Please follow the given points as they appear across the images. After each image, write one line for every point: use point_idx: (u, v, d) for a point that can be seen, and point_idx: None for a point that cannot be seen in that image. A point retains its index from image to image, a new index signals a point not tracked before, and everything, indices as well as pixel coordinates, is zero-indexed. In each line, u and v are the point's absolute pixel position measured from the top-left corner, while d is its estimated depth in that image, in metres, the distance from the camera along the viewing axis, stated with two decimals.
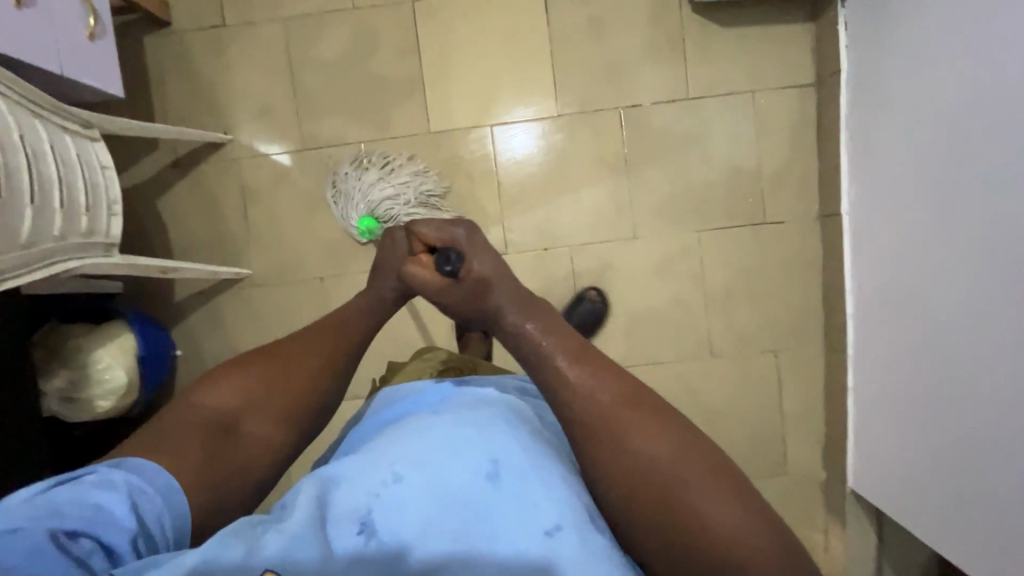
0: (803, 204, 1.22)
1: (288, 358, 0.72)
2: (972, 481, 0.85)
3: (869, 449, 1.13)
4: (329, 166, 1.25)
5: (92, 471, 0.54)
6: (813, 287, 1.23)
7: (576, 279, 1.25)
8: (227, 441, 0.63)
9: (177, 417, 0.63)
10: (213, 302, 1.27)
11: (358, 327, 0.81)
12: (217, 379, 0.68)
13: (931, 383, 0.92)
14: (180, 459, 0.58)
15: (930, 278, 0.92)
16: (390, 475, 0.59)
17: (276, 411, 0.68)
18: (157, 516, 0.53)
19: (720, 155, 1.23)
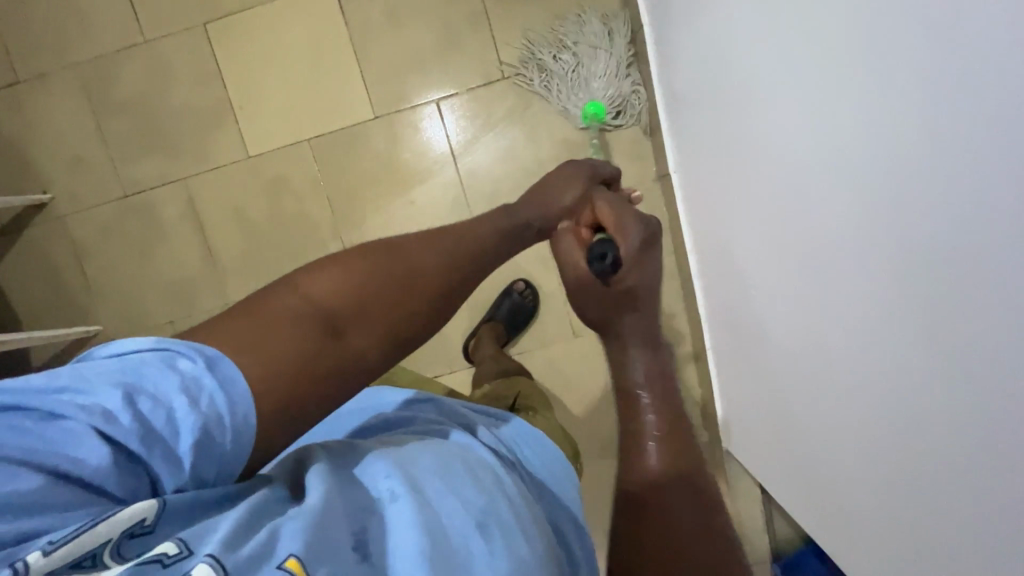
0: (638, 167, 1.18)
1: (420, 257, 0.58)
2: (794, 432, 0.83)
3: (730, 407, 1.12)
4: (156, 207, 1.22)
5: (192, 357, 0.42)
6: (663, 250, 1.20)
7: None
8: (326, 350, 0.48)
9: (283, 301, 0.49)
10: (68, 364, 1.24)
11: (486, 236, 0.64)
12: (329, 266, 0.53)
13: (757, 338, 0.91)
14: (274, 358, 0.45)
15: (738, 233, 0.89)
16: (391, 493, 0.45)
17: (383, 323, 0.53)
18: (221, 448, 0.42)
19: (548, 130, 1.18)
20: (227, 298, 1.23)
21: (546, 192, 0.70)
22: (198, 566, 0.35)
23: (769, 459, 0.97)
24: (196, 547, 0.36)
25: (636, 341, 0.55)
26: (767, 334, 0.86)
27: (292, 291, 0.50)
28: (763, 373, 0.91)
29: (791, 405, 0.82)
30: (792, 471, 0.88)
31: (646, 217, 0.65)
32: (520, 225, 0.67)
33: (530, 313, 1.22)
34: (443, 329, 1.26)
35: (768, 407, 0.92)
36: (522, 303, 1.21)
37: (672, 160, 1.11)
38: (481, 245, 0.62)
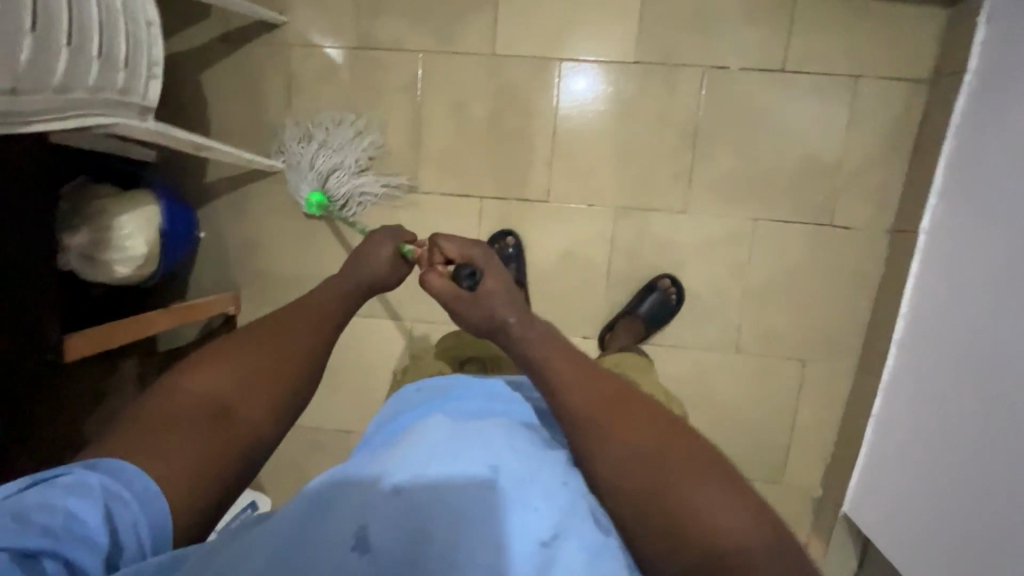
0: (876, 212, 1.11)
1: (276, 341, 0.67)
2: (986, 536, 0.82)
3: (879, 476, 1.09)
4: (381, 71, 1.18)
5: (67, 472, 0.49)
6: (863, 303, 1.15)
7: (614, 244, 1.19)
8: (218, 438, 0.57)
9: (165, 408, 0.58)
10: (243, 192, 1.25)
11: (326, 304, 0.74)
12: (202, 365, 0.63)
13: (969, 431, 0.88)
14: (173, 458, 0.53)
15: (994, 324, 0.86)
16: (389, 489, 0.49)
17: (265, 399, 0.63)
18: (132, 522, 0.49)
19: (799, 139, 1.11)
20: (416, 185, 1.22)
21: (356, 264, 0.79)
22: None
23: (914, 544, 0.96)
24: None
25: (497, 305, 0.69)
26: (992, 432, 0.83)
27: (169, 396, 0.59)
28: (962, 459, 0.89)
29: (997, 510, 0.81)
30: (951, 567, 0.88)
31: (480, 242, 0.75)
32: (337, 292, 0.76)
33: (669, 313, 1.18)
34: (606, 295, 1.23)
35: (946, 498, 0.91)
36: (666, 305, 1.17)
37: (926, 219, 1.05)
38: (327, 312, 0.73)
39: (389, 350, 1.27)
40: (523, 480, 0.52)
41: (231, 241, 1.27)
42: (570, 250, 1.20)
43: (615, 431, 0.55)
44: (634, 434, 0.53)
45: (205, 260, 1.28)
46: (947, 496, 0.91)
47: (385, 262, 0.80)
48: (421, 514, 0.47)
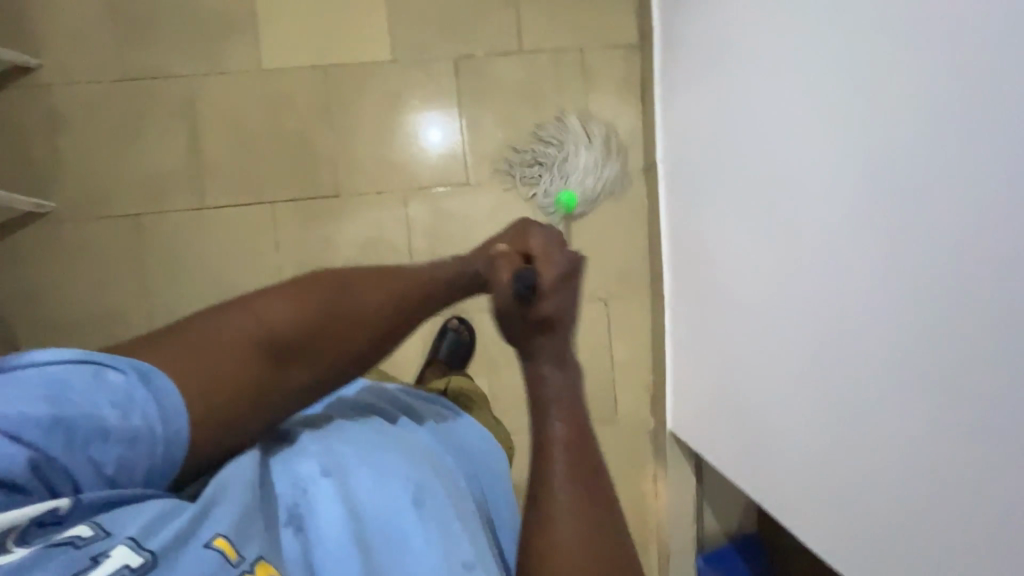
0: (628, 157, 1.27)
1: (357, 287, 0.63)
2: (758, 397, 0.94)
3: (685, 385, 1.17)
4: (149, 99, 1.19)
5: (122, 372, 0.50)
6: (638, 237, 1.28)
7: (412, 224, 1.26)
8: (270, 375, 0.58)
9: (238, 324, 0.57)
10: (14, 239, 1.18)
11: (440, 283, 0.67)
12: (287, 291, 0.61)
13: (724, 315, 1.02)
14: (205, 374, 0.54)
15: (718, 219, 1.02)
16: (323, 472, 0.58)
17: (320, 358, 0.61)
18: (144, 456, 0.50)
19: (552, 108, 1.27)
20: (205, 202, 1.21)
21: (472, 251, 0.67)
22: (117, 547, 0.42)
23: (717, 433, 1.06)
24: (112, 529, 0.44)
25: (545, 368, 0.55)
26: (738, 307, 0.98)
27: (249, 314, 0.58)
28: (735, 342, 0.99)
29: (759, 372, 0.93)
30: (745, 439, 0.98)
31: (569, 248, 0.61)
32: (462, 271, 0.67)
33: (464, 347, 1.23)
34: None
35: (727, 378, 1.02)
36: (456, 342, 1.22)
37: (662, 152, 1.21)
38: (433, 283, 0.66)
39: None
40: (443, 501, 0.58)
41: (5, 293, 1.18)
42: (372, 237, 1.25)
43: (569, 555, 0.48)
44: (574, 485, 0.51)
45: None
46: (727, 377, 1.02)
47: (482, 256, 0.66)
48: (342, 518, 0.54)
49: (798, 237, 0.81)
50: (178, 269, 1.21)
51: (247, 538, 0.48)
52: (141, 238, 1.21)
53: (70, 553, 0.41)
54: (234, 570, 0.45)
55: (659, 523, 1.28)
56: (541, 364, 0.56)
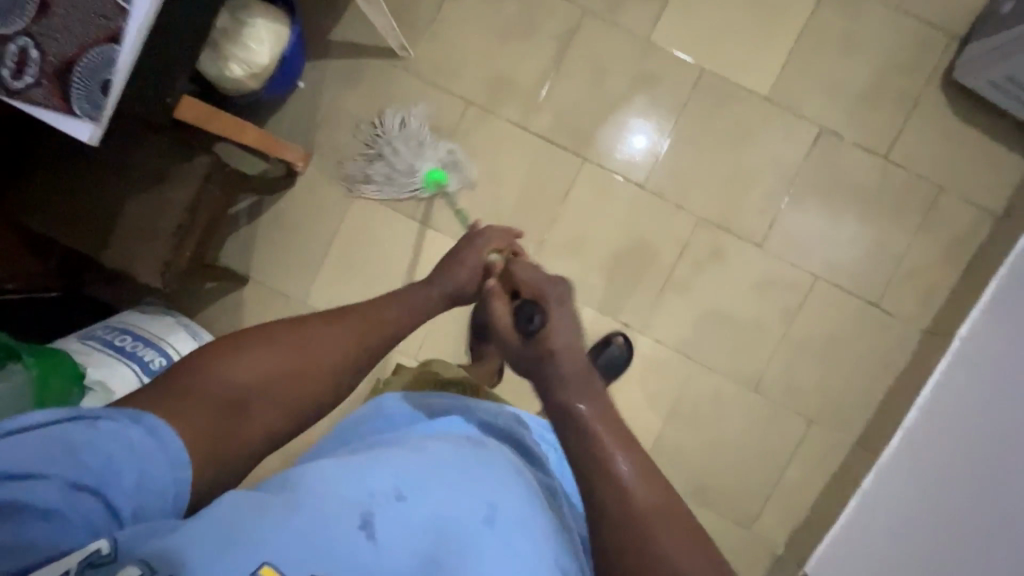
0: (918, 309, 1.21)
1: (335, 325, 0.67)
2: None
3: (860, 548, 1.10)
4: (539, 11, 1.22)
5: (109, 414, 0.50)
6: (878, 385, 1.22)
7: (685, 250, 1.23)
8: (229, 425, 0.56)
9: (195, 381, 0.56)
10: (360, 63, 1.24)
11: (392, 322, 0.72)
12: (235, 349, 0.60)
13: (973, 521, 0.92)
14: (201, 428, 0.54)
15: (1014, 424, 0.92)
16: (393, 489, 0.55)
17: (304, 396, 0.62)
18: (159, 476, 0.50)
19: (877, 224, 1.21)
20: (528, 124, 1.23)
21: (439, 275, 0.79)
22: (128, 565, 0.44)
23: None
24: (122, 554, 0.45)
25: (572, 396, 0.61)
26: (1001, 529, 0.87)
27: (198, 374, 0.57)
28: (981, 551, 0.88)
29: None
30: None
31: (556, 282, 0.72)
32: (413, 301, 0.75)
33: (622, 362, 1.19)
34: (660, 298, 1.24)
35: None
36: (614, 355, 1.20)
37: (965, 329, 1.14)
38: (384, 324, 0.71)
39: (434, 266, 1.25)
40: (515, 524, 0.58)
41: (327, 102, 1.24)
42: (643, 237, 1.23)
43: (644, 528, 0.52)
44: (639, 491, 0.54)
45: (294, 109, 1.24)
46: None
47: (469, 275, 0.81)
48: (418, 525, 0.53)
49: None
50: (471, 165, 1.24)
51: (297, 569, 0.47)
52: (456, 122, 1.24)
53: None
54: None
55: None
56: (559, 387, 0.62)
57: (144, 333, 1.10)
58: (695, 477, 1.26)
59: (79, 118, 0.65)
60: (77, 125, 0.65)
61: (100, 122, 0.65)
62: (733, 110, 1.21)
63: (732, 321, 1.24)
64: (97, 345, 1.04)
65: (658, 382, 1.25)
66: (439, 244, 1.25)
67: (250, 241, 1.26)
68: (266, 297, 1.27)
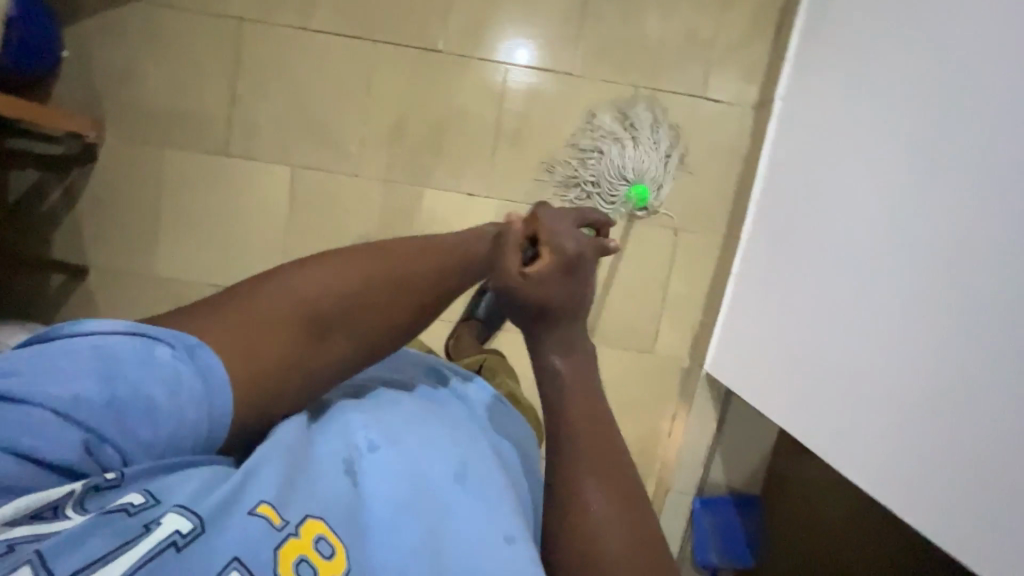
0: (743, 88, 1.20)
1: (393, 253, 0.63)
2: (831, 355, 0.91)
3: (738, 321, 1.15)
4: None
5: (170, 344, 0.49)
6: (729, 174, 1.22)
7: (506, 101, 1.21)
8: (304, 354, 0.56)
9: (270, 297, 0.56)
10: (120, 14, 1.17)
11: (476, 254, 0.68)
12: (321, 260, 0.60)
13: (820, 259, 0.97)
14: (253, 359, 0.52)
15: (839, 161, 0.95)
16: (370, 441, 0.57)
17: (364, 330, 0.60)
18: (194, 421, 0.49)
19: (679, 19, 1.19)
20: (310, 24, 1.18)
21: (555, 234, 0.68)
22: (166, 514, 0.42)
23: (766, 381, 1.06)
24: (161, 498, 0.44)
25: (552, 353, 0.62)
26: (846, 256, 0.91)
27: (261, 292, 0.56)
28: (824, 287, 0.95)
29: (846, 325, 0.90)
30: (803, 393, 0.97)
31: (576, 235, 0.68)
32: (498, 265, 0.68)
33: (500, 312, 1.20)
34: (497, 157, 1.22)
35: (799, 329, 0.99)
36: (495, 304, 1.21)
37: (783, 89, 1.13)
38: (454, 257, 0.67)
39: (264, 196, 1.22)
40: (486, 481, 0.59)
41: (100, 64, 1.18)
42: (461, 102, 1.20)
43: (573, 435, 0.55)
44: (574, 445, 0.55)
45: (68, 81, 1.18)
46: (800, 327, 0.99)
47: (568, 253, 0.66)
48: (407, 477, 0.55)
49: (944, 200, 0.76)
50: (268, 84, 1.19)
51: (289, 499, 0.47)
52: (240, 43, 1.19)
53: (122, 522, 0.41)
54: (277, 535, 0.44)
55: (664, 460, 1.28)
56: (545, 342, 0.63)
57: None
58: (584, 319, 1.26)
59: None
60: None
61: None
62: None
63: (573, 158, 1.22)
64: None
65: None
66: (266, 173, 1.21)
67: (76, 230, 1.22)
68: (112, 279, 1.23)
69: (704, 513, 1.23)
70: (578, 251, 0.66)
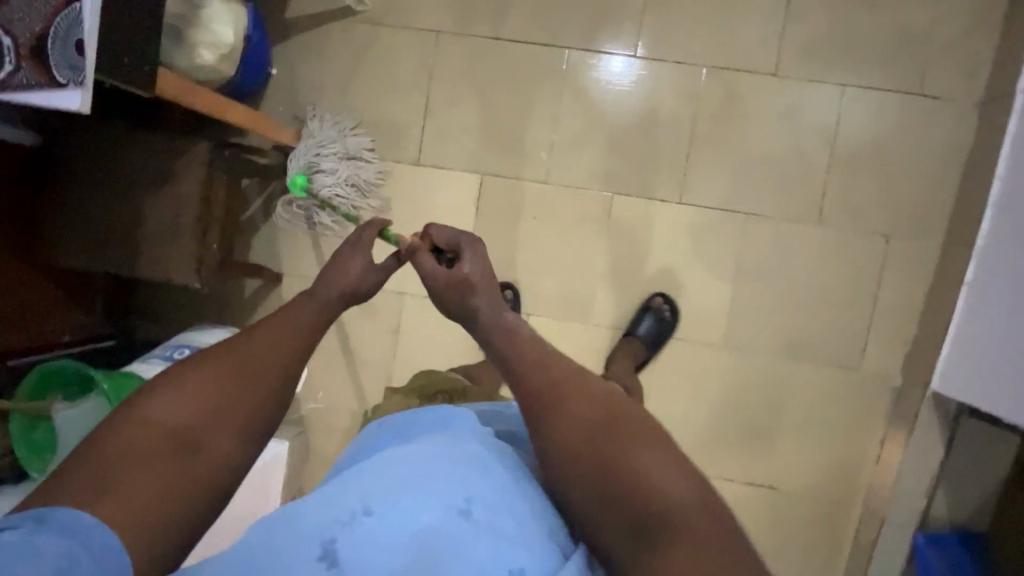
0: (965, 83, 1.11)
1: (232, 349, 0.59)
2: None
3: (975, 331, 1.01)
4: None
5: (11, 528, 0.44)
6: (948, 177, 1.13)
7: (699, 105, 1.17)
8: (184, 470, 0.51)
9: (126, 434, 0.51)
10: (321, 33, 1.23)
11: (300, 321, 0.64)
12: (165, 384, 0.55)
13: None
14: (134, 503, 0.48)
15: None
16: (360, 506, 0.53)
17: (237, 427, 0.55)
18: (91, 565, 0.44)
19: (895, 11, 1.12)
20: (502, 34, 1.19)
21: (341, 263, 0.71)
22: None
23: (1013, 392, 0.90)
24: None
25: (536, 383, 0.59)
26: None
27: (124, 425, 0.52)
28: None
29: None
30: None
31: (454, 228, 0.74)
32: (321, 298, 0.67)
33: (672, 329, 1.18)
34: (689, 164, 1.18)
35: None
36: (663, 322, 1.17)
37: None
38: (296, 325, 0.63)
39: (450, 206, 1.23)
40: (492, 510, 0.54)
41: (302, 81, 1.24)
42: (652, 107, 1.17)
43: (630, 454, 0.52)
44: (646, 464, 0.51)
45: (274, 98, 1.24)
46: None
47: (359, 275, 0.70)
48: (393, 540, 0.52)
49: None
50: (458, 98, 1.21)
51: None
52: (433, 57, 1.21)
53: None
54: None
55: (870, 489, 1.17)
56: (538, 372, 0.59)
57: (203, 347, 1.06)
58: (782, 334, 1.18)
59: (66, 87, 0.64)
60: (67, 96, 0.64)
61: (85, 84, 0.64)
62: None
63: (773, 162, 1.16)
64: (157, 361, 1.04)
65: (715, 249, 1.18)
66: (455, 182, 1.22)
67: (272, 239, 1.26)
68: (303, 288, 1.27)
69: (930, 548, 1.10)
70: (366, 271, 0.71)
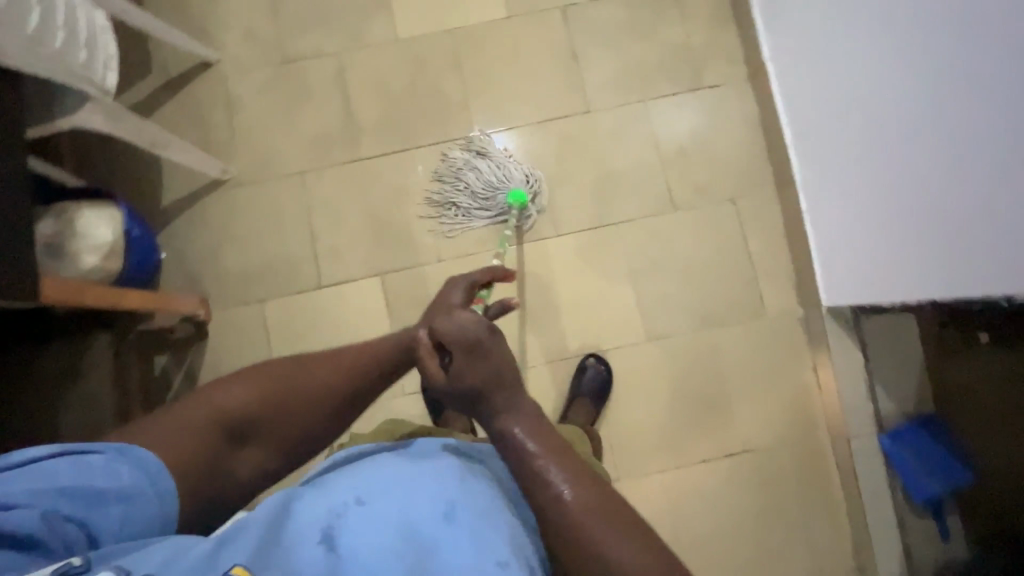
0: (731, 68, 1.37)
1: (311, 367, 0.76)
2: (910, 202, 0.93)
3: (838, 240, 1.16)
4: (303, 75, 1.38)
5: (100, 450, 0.60)
6: (756, 138, 1.35)
7: (542, 153, 1.35)
8: (224, 456, 0.69)
9: (199, 407, 0.69)
10: (200, 206, 1.34)
11: (380, 352, 0.77)
12: (237, 378, 0.73)
13: (861, 139, 1.02)
14: (180, 453, 0.65)
15: (830, 56, 1.05)
16: (354, 497, 0.56)
17: (276, 439, 0.73)
18: (148, 496, 0.60)
19: (655, 37, 1.39)
20: (359, 154, 1.35)
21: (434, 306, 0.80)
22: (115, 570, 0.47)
23: (888, 272, 1.03)
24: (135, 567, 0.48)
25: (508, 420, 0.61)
26: (873, 120, 0.97)
27: (204, 403, 0.70)
28: (878, 158, 0.99)
29: (905, 173, 0.92)
30: (915, 256, 0.95)
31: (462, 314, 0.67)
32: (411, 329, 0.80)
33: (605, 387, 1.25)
34: (554, 202, 1.34)
35: (880, 207, 1.01)
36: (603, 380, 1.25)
37: (768, 51, 1.29)
38: (366, 354, 0.77)
39: (365, 311, 1.30)
40: (476, 514, 0.58)
41: (194, 253, 1.32)
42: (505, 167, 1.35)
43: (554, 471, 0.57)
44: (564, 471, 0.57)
45: (172, 276, 1.31)
46: (881, 205, 1.01)
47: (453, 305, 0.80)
48: (383, 521, 0.54)
49: (897, 23, 0.85)
50: (341, 218, 1.33)
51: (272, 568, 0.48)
52: (306, 192, 1.35)
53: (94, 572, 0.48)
54: None
55: (827, 413, 1.25)
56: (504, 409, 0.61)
57: None
58: (690, 309, 1.30)
59: None
60: None
61: None
62: (495, 37, 1.39)
63: (619, 175, 1.34)
64: None
65: (606, 260, 1.31)
66: (362, 289, 1.31)
67: None
68: None
69: (898, 447, 1.18)
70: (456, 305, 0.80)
